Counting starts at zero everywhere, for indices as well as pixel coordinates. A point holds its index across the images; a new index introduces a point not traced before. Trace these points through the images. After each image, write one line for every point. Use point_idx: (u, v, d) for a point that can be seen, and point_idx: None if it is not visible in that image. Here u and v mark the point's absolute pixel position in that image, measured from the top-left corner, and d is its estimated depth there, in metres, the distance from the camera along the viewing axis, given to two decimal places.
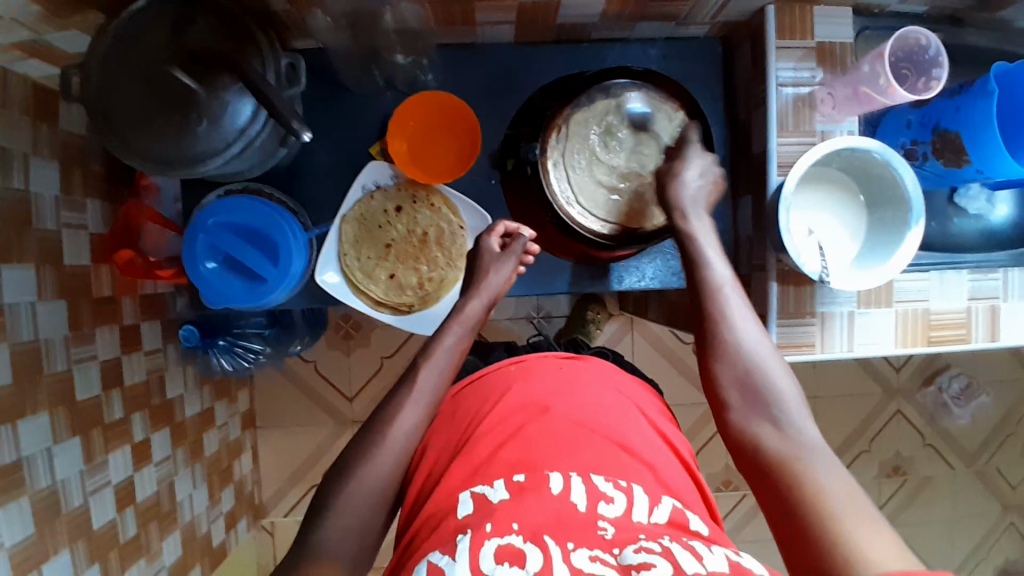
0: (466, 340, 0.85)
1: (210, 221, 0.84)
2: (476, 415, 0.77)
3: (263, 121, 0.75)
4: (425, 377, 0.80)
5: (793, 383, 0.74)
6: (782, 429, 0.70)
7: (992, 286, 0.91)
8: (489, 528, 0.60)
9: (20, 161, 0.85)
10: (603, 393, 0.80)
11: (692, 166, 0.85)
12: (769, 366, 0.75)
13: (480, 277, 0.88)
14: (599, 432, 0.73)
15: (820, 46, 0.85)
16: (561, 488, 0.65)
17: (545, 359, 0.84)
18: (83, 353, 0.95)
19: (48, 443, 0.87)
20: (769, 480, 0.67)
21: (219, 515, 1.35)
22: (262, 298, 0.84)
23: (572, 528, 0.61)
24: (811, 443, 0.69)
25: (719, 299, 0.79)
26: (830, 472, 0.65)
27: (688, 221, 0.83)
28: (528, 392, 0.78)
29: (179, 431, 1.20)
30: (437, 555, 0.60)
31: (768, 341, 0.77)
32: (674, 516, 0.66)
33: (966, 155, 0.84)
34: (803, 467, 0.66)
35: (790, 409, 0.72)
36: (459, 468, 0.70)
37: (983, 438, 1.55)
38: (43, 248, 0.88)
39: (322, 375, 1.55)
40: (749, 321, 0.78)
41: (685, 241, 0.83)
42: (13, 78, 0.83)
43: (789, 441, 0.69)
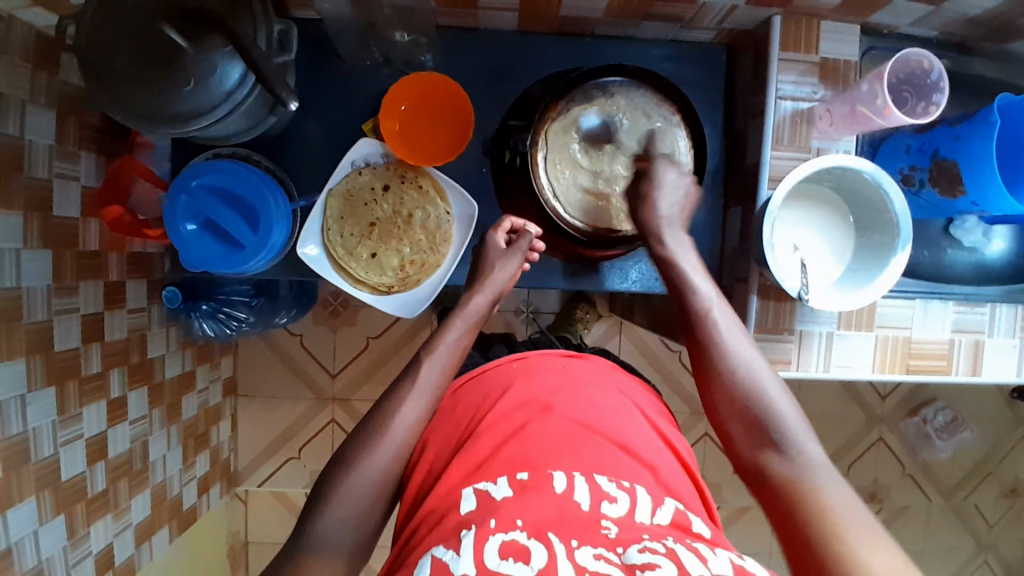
0: (469, 334, 0.84)
1: (194, 182, 0.83)
2: (477, 411, 0.76)
3: (250, 86, 0.74)
4: (426, 372, 0.79)
5: (795, 403, 0.72)
6: (786, 454, 0.67)
7: (978, 321, 0.90)
8: (493, 523, 0.60)
9: (17, 108, 0.85)
10: (608, 397, 0.78)
11: (662, 187, 0.84)
12: (769, 388, 0.72)
13: (486, 273, 0.88)
14: (599, 432, 0.71)
15: (823, 62, 0.84)
16: (565, 487, 0.64)
17: (546, 356, 0.83)
18: (66, 305, 0.95)
19: (22, 390, 0.87)
20: (779, 511, 0.65)
21: (192, 478, 1.35)
22: (240, 264, 0.84)
23: (574, 525, 0.61)
24: (818, 466, 0.66)
25: (709, 326, 0.77)
26: (839, 500, 0.62)
27: (664, 244, 0.82)
28: (528, 391, 0.76)
29: (157, 392, 1.21)
30: (441, 549, 0.60)
31: (763, 358, 0.75)
32: (677, 518, 0.65)
33: (961, 185, 0.82)
34: (812, 496, 0.63)
35: (792, 430, 0.69)
36: (458, 467, 0.69)
37: (962, 474, 1.54)
38: (32, 196, 0.88)
39: (307, 350, 1.56)
40: (743, 343, 0.75)
41: (667, 266, 0.82)
42: (16, 25, 0.83)
43: (795, 466, 0.66)
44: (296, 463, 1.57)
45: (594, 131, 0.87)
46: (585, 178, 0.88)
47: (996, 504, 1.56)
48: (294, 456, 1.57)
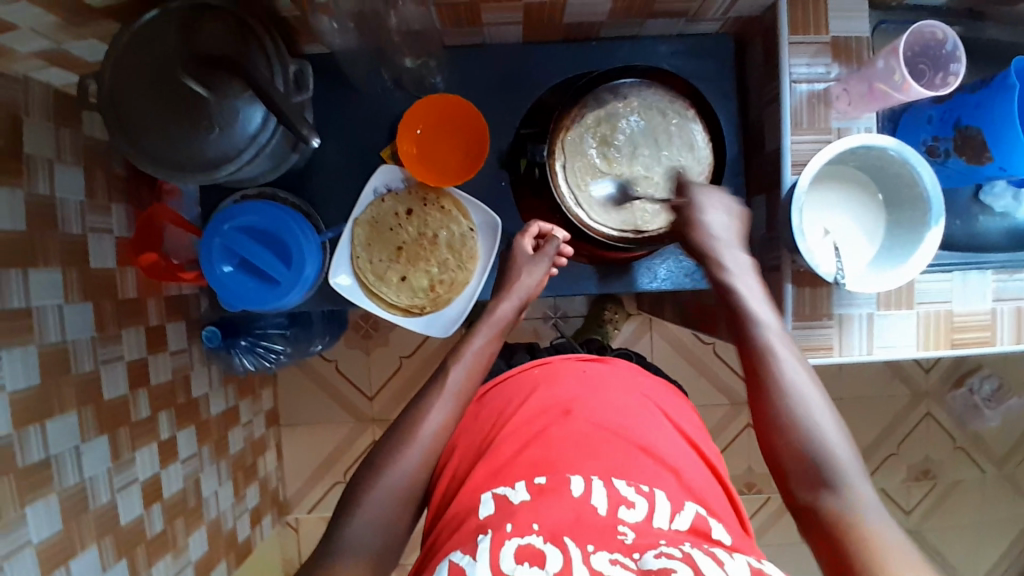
0: (495, 341, 0.85)
1: (226, 225, 0.85)
2: (500, 417, 0.79)
3: (272, 128, 0.76)
4: (454, 374, 0.80)
5: (856, 447, 0.67)
6: (838, 496, 0.64)
7: (1017, 287, 0.88)
8: (510, 528, 0.60)
9: (45, 167, 0.87)
10: (632, 402, 0.79)
11: (711, 206, 0.83)
12: (831, 432, 0.67)
13: (511, 280, 0.89)
14: (620, 436, 0.72)
15: (834, 41, 0.83)
16: (582, 491, 0.64)
17: (569, 362, 0.85)
18: (110, 354, 0.98)
19: (76, 441, 0.90)
20: (832, 557, 0.61)
21: (244, 511, 1.38)
22: (278, 299, 0.86)
23: (590, 531, 0.60)
24: (880, 516, 0.62)
25: (769, 358, 0.73)
26: (893, 550, 0.58)
27: (721, 265, 0.79)
28: (551, 396, 0.78)
29: (204, 429, 1.23)
30: (458, 554, 0.60)
31: (823, 393, 0.70)
32: (697, 523, 0.65)
33: (988, 152, 0.81)
34: (863, 542, 0.59)
35: (847, 472, 0.65)
36: (480, 470, 0.71)
37: (1015, 442, 1.51)
38: (68, 251, 0.91)
39: (343, 374, 1.58)
40: (805, 377, 0.71)
41: (727, 291, 0.78)
42: (35, 86, 0.86)
43: (848, 510, 0.62)
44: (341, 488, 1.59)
45: (611, 133, 0.87)
46: (606, 183, 0.87)
47: None
48: (340, 480, 1.59)
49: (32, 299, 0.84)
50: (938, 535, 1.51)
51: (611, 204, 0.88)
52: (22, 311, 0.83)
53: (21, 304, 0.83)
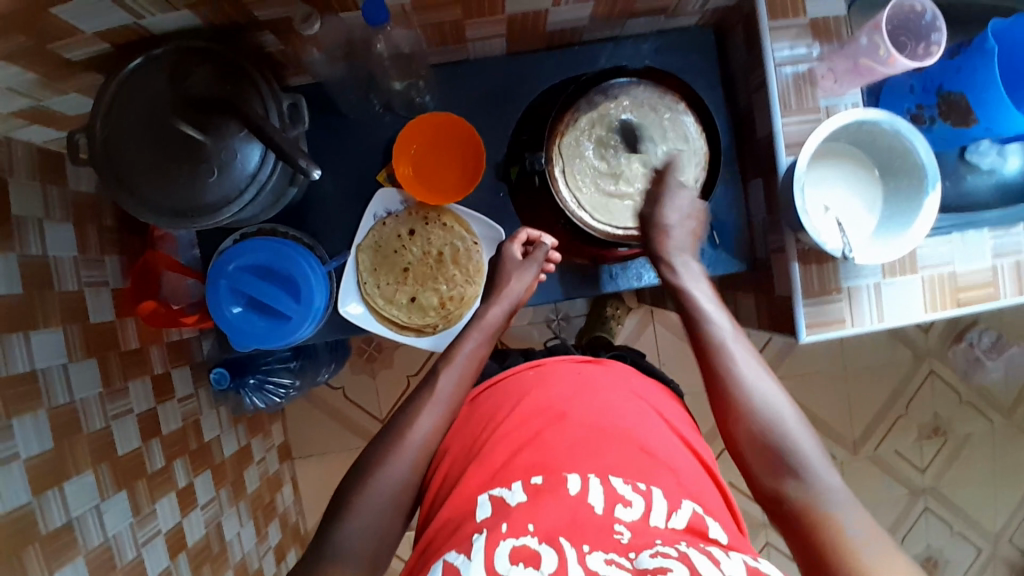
0: (485, 346, 0.85)
1: (230, 266, 0.84)
2: (492, 419, 0.78)
3: (272, 165, 0.75)
4: (443, 381, 0.80)
5: (808, 429, 0.74)
6: (800, 478, 0.70)
7: (1014, 242, 0.90)
8: (505, 528, 0.62)
9: (35, 227, 0.86)
10: (623, 400, 0.78)
11: (671, 210, 0.88)
12: (786, 418, 0.74)
13: (503, 283, 0.89)
14: (617, 434, 0.73)
15: (813, 23, 0.84)
16: (579, 489, 0.66)
17: (562, 363, 0.84)
18: (119, 408, 0.96)
19: (96, 501, 0.88)
20: (799, 535, 0.67)
21: (268, 549, 1.35)
22: (288, 335, 0.85)
23: (587, 530, 0.62)
24: (834, 492, 0.68)
25: (725, 357, 0.79)
26: (854, 523, 0.65)
27: (676, 275, 0.88)
28: (545, 397, 0.77)
29: (220, 472, 1.21)
30: (453, 554, 0.62)
31: (779, 388, 0.77)
32: (694, 521, 0.65)
33: (973, 114, 0.84)
34: (827, 520, 0.66)
35: (806, 456, 0.71)
36: (477, 472, 0.71)
37: (1018, 391, 1.53)
38: (67, 309, 0.89)
39: (351, 400, 1.57)
40: (758, 374, 0.77)
41: (678, 294, 0.87)
42: (18, 146, 0.84)
43: (811, 491, 0.69)
44: None
45: (607, 134, 0.87)
46: (605, 182, 0.88)
47: None
48: None
49: (36, 362, 0.83)
50: (955, 490, 1.53)
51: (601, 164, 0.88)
52: (28, 376, 0.81)
53: (26, 368, 0.81)
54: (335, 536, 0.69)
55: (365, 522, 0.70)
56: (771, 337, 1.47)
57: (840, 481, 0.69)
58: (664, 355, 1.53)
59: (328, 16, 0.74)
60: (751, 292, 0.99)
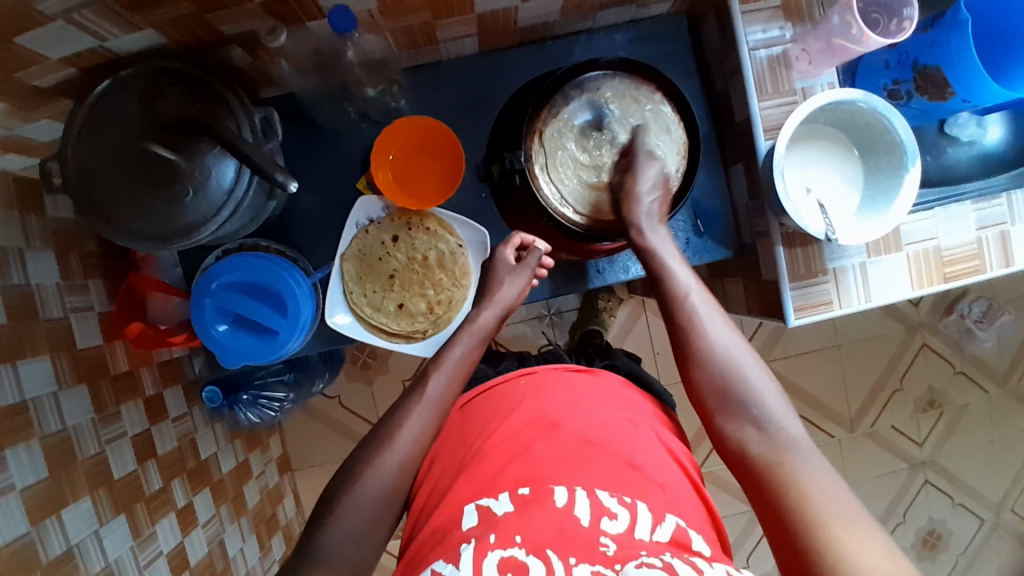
0: (476, 350, 0.85)
1: (214, 285, 0.84)
2: (483, 430, 0.78)
3: (247, 180, 0.75)
4: (434, 382, 0.80)
5: (770, 380, 0.74)
6: (764, 429, 0.70)
7: (998, 213, 0.90)
8: (493, 539, 0.63)
9: (16, 257, 0.85)
10: (612, 409, 0.79)
11: (643, 178, 0.84)
12: (749, 373, 0.74)
13: (493, 289, 0.89)
14: (607, 447, 0.73)
15: (785, 4, 0.84)
16: (566, 502, 0.66)
17: (555, 371, 0.84)
18: (113, 432, 0.95)
19: (95, 526, 0.87)
20: (759, 486, 0.67)
21: (273, 562, 1.35)
22: (277, 350, 0.85)
23: (573, 542, 0.62)
24: (797, 442, 0.69)
25: (689, 312, 0.78)
26: (815, 472, 0.65)
27: (645, 237, 0.84)
28: (536, 408, 0.78)
29: (219, 489, 1.21)
30: (441, 563, 0.63)
31: (742, 340, 0.77)
32: (678, 535, 0.66)
33: (949, 88, 0.84)
34: (790, 469, 0.66)
35: (769, 407, 0.71)
36: (465, 483, 0.72)
37: (1011, 358, 1.54)
38: (54, 337, 0.88)
39: (348, 408, 1.57)
40: (721, 328, 0.77)
41: (644, 253, 0.84)
42: None
43: (775, 442, 0.69)
44: None
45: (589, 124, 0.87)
46: (588, 173, 0.88)
47: None
48: None
49: (25, 392, 0.82)
50: (953, 460, 1.54)
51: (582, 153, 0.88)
52: (18, 407, 0.80)
53: (16, 399, 0.80)
54: (340, 550, 0.68)
55: (362, 539, 0.70)
56: (762, 322, 1.47)
57: (802, 432, 0.69)
58: (658, 344, 1.53)
59: (294, 27, 0.73)
60: (740, 278, 0.99)
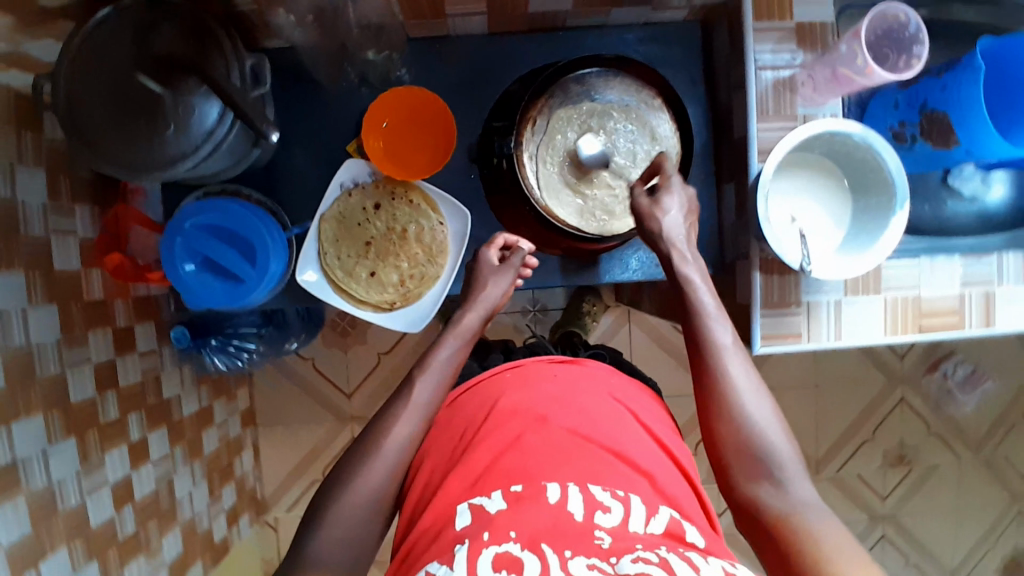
0: (462, 352, 0.82)
1: (187, 224, 0.83)
2: (473, 424, 0.74)
3: (230, 123, 0.74)
4: (420, 387, 0.77)
5: (789, 435, 0.71)
6: (779, 484, 0.67)
7: (986, 271, 0.88)
8: (487, 536, 0.58)
9: (6, 171, 0.84)
10: (599, 404, 0.75)
11: (675, 205, 0.82)
12: (769, 424, 0.70)
13: (478, 291, 0.87)
14: (595, 442, 0.70)
15: (799, 27, 0.83)
16: (559, 498, 0.62)
17: (541, 364, 0.81)
18: (77, 357, 0.95)
19: (43, 445, 0.87)
20: (773, 546, 0.64)
21: (220, 511, 1.36)
22: (241, 299, 0.84)
23: (569, 535, 0.59)
24: (812, 504, 0.65)
25: (717, 355, 0.74)
26: (829, 531, 0.62)
27: (684, 266, 0.79)
28: (526, 400, 0.74)
29: (177, 430, 1.21)
30: (435, 564, 0.59)
31: (764, 389, 0.73)
32: (672, 527, 0.63)
33: (953, 135, 0.82)
34: (804, 528, 0.63)
35: (786, 463, 0.68)
36: (457, 479, 0.67)
37: (989, 426, 1.52)
38: (31, 254, 0.88)
39: (321, 372, 1.57)
40: (746, 376, 0.73)
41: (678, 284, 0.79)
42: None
43: (789, 500, 0.66)
44: None
45: (597, 127, 0.87)
46: (579, 174, 0.87)
47: None
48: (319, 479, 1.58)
49: None
50: (914, 519, 1.52)
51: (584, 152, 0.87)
52: None
53: None
54: None
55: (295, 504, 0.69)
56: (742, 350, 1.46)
57: (817, 494, 0.66)
58: (636, 356, 1.53)
59: None
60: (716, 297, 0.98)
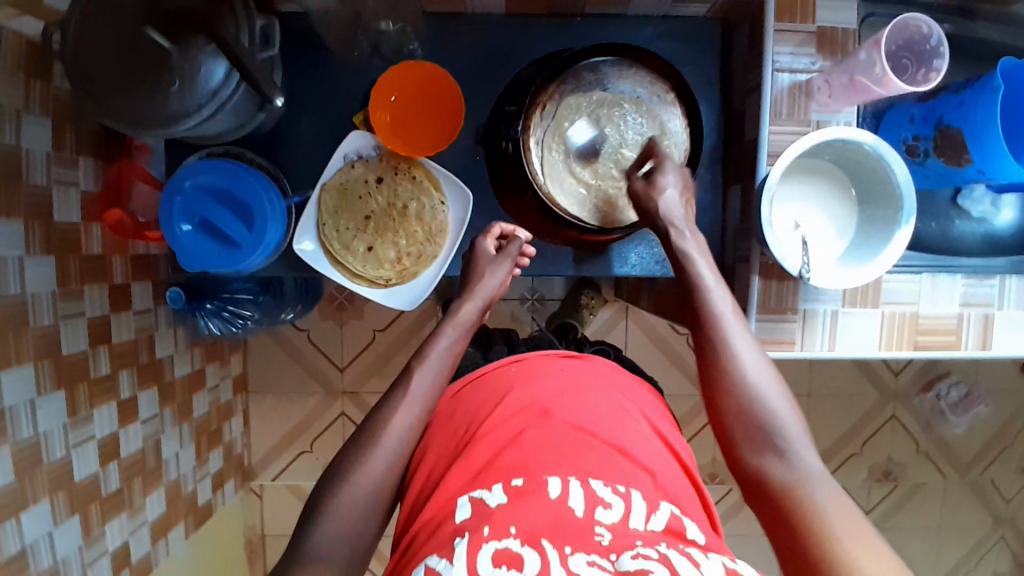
0: (459, 344, 0.80)
1: (188, 183, 0.83)
2: (475, 419, 0.71)
3: (235, 84, 0.74)
4: (418, 381, 0.74)
5: (795, 407, 0.68)
6: (783, 457, 0.64)
7: (988, 294, 0.87)
8: (487, 530, 0.56)
9: (12, 118, 0.83)
10: (603, 398, 0.72)
11: (671, 181, 0.81)
12: (772, 394, 0.68)
13: (475, 281, 0.86)
14: (598, 437, 0.66)
15: (820, 30, 0.82)
16: (560, 493, 0.59)
17: (544, 358, 0.78)
18: (71, 310, 0.94)
19: (32, 395, 0.87)
20: (777, 520, 0.61)
21: (206, 474, 1.37)
22: (236, 263, 0.84)
23: (569, 530, 0.56)
24: (818, 475, 0.63)
25: (719, 328, 0.72)
26: (836, 502, 0.59)
27: (682, 240, 0.79)
28: (529, 395, 0.71)
29: (167, 391, 1.22)
30: (435, 558, 0.56)
31: (769, 363, 0.71)
32: (672, 523, 0.60)
33: (967, 154, 0.80)
34: (809, 500, 0.60)
35: (791, 435, 0.65)
36: (457, 473, 0.65)
37: (979, 449, 1.51)
38: (32, 204, 0.87)
39: (315, 344, 1.57)
40: (750, 349, 0.71)
41: (676, 257, 0.78)
42: (9, 36, 0.81)
43: (794, 472, 0.63)
44: (308, 457, 1.59)
45: (604, 118, 0.86)
46: (581, 163, 0.87)
47: (1012, 481, 1.54)
48: (306, 450, 1.59)
49: None
50: (895, 535, 1.52)
51: (589, 140, 0.86)
52: None
53: None
54: None
55: None
56: None
57: (824, 465, 0.64)
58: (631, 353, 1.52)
59: None
60: None
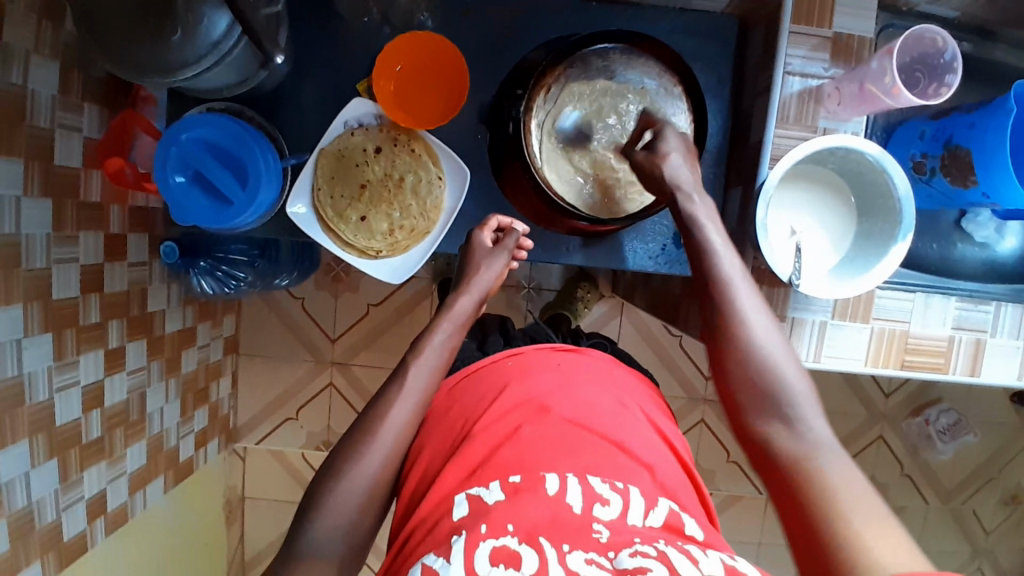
0: (456, 337, 0.79)
1: (183, 135, 0.82)
2: (471, 414, 0.70)
3: (237, 38, 0.74)
4: (415, 375, 0.73)
5: (805, 375, 0.66)
6: (791, 426, 0.62)
7: (981, 318, 0.86)
8: (484, 529, 0.55)
9: (21, 58, 0.83)
10: (602, 395, 0.71)
11: (673, 145, 0.79)
12: (782, 361, 0.66)
13: (471, 274, 0.85)
14: (595, 433, 0.66)
15: (836, 37, 0.81)
16: (558, 489, 0.59)
17: (543, 352, 0.77)
18: (65, 254, 0.94)
19: (20, 335, 0.87)
20: (782, 489, 0.60)
21: (189, 432, 1.37)
22: (227, 221, 0.84)
23: (567, 529, 0.56)
24: (827, 444, 0.60)
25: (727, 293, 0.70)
26: (844, 474, 0.57)
27: (690, 206, 0.75)
28: (524, 390, 0.70)
29: (156, 344, 1.22)
30: (432, 557, 0.55)
31: (781, 331, 0.68)
32: (671, 519, 0.60)
33: (973, 176, 0.78)
34: (816, 471, 0.58)
35: (800, 404, 0.63)
36: (453, 469, 0.64)
37: (963, 478, 1.50)
38: (33, 145, 0.86)
39: (308, 313, 1.57)
40: (761, 316, 0.68)
41: (689, 226, 0.75)
42: None
43: (802, 442, 0.61)
44: (293, 424, 1.60)
45: (607, 107, 0.85)
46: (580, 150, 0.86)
47: (994, 513, 1.53)
48: (292, 417, 1.59)
49: None
50: None
51: (590, 127, 0.86)
52: None
53: None
54: None
55: None
56: None
57: (834, 435, 0.61)
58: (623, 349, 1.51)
59: None
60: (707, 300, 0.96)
